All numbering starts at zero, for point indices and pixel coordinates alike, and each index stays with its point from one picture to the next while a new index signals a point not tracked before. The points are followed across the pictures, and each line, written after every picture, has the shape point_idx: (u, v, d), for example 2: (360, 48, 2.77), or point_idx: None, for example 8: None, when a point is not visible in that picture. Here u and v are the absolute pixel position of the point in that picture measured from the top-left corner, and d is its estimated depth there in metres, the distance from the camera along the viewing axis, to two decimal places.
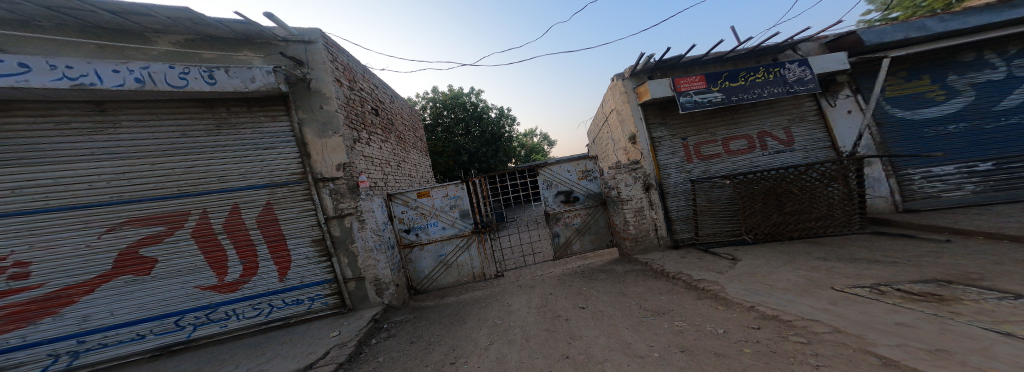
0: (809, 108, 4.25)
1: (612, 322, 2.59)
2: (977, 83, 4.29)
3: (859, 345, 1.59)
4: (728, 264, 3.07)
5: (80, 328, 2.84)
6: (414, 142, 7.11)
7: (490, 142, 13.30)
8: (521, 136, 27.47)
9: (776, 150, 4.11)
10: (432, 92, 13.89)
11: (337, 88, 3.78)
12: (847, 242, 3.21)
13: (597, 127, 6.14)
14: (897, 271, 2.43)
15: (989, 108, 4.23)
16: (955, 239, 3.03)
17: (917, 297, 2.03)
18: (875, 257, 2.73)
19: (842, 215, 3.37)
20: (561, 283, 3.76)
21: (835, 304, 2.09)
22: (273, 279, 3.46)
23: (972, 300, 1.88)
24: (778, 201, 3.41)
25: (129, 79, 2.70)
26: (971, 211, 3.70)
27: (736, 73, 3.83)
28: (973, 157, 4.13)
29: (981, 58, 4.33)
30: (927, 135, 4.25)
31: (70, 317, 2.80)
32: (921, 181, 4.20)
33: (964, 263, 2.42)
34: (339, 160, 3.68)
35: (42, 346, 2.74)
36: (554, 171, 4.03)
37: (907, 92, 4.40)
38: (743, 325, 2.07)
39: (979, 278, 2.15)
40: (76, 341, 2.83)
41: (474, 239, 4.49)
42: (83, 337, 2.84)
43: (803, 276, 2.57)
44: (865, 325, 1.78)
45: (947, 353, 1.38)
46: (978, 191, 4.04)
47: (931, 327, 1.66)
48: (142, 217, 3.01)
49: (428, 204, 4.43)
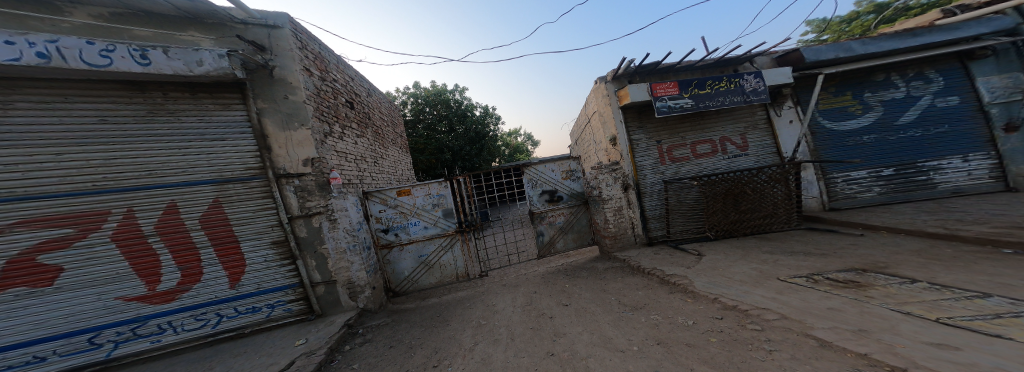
0: (763, 117, 4.78)
1: (594, 318, 2.73)
2: (887, 100, 5.15)
3: (801, 329, 1.87)
4: (695, 260, 3.39)
5: None
6: (393, 139, 6.73)
7: (475, 140, 13.01)
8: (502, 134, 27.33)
9: (733, 154, 4.57)
10: (412, 87, 13.25)
11: (306, 77, 3.43)
12: (789, 237, 3.71)
13: (579, 128, 6.34)
14: (827, 262, 2.88)
15: (894, 123, 5.11)
16: (868, 233, 3.66)
17: (843, 284, 2.42)
18: (811, 250, 3.20)
19: (785, 212, 3.88)
20: (544, 282, 3.86)
21: (781, 293, 2.43)
22: (222, 286, 3.09)
23: (882, 286, 2.30)
24: (735, 201, 3.82)
25: (29, 53, 2.18)
26: (880, 209, 4.47)
27: (704, 81, 4.18)
28: (882, 164, 4.99)
29: (891, 78, 5.19)
30: (849, 144, 5.03)
31: None
32: (843, 183, 4.98)
33: (875, 253, 2.94)
34: (308, 155, 3.36)
35: None
36: (539, 171, 4.09)
37: (836, 106, 5.14)
38: (709, 316, 2.31)
39: (886, 266, 2.63)
40: None
41: (457, 238, 4.41)
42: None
43: (756, 268, 2.93)
44: (806, 311, 2.09)
45: (867, 333, 1.68)
46: (883, 192, 4.91)
47: (854, 310, 2.01)
48: (44, 218, 2.49)
49: (409, 204, 4.25)
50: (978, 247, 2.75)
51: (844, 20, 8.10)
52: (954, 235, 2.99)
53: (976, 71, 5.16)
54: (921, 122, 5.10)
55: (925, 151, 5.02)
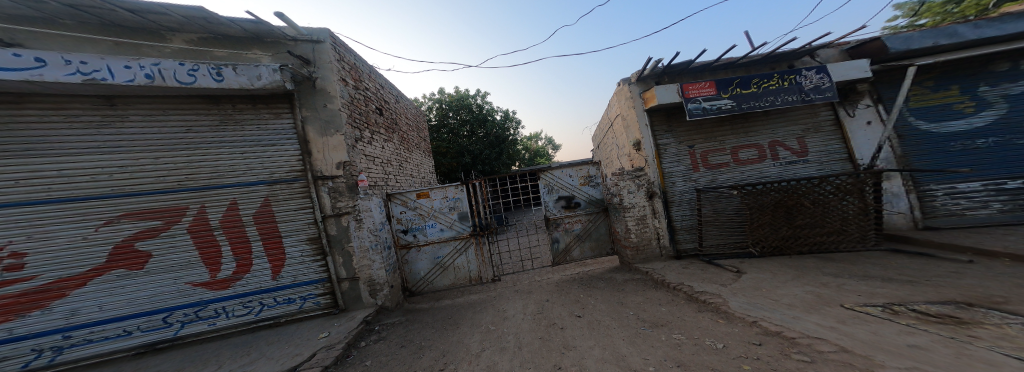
0: (828, 117, 4.13)
1: (608, 333, 2.50)
2: (1010, 94, 4.12)
3: (866, 366, 1.49)
4: (732, 277, 2.95)
5: (67, 323, 2.86)
6: (418, 143, 7.17)
7: (494, 144, 13.40)
8: (525, 140, 27.54)
9: (788, 161, 3.99)
10: (438, 93, 14.09)
11: (342, 87, 3.87)
12: (861, 258, 3.06)
13: (602, 132, 6.11)
14: (914, 290, 2.29)
15: (1014, 123, 4.06)
16: (978, 259, 2.88)
17: (933, 318, 1.90)
18: (889, 275, 2.59)
19: (857, 230, 3.22)
20: (557, 290, 3.67)
21: (843, 322, 1.98)
22: (265, 277, 3.48)
23: (994, 325, 1.75)
24: (788, 214, 3.29)
25: (140, 75, 2.80)
26: (997, 230, 3.51)
27: (748, 79, 3.77)
28: (1001, 174, 3.94)
29: (1010, 68, 4.16)
30: (949, 149, 4.09)
31: (58, 311, 2.82)
32: (941, 198, 4.02)
33: (987, 285, 2.28)
34: (340, 158, 3.73)
35: (28, 340, 2.76)
36: (555, 176, 3.98)
37: (931, 103, 4.24)
38: (743, 341, 1.97)
39: (1004, 302, 2.01)
40: (61, 337, 2.85)
41: (472, 242, 4.46)
42: (69, 332, 2.86)
43: (811, 292, 2.44)
44: (875, 346, 1.68)
45: None
46: (1006, 210, 3.84)
47: (946, 350, 1.56)
48: (143, 211, 3.08)
49: (427, 206, 4.43)
50: None
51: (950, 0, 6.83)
52: None
53: None
54: None
55: None
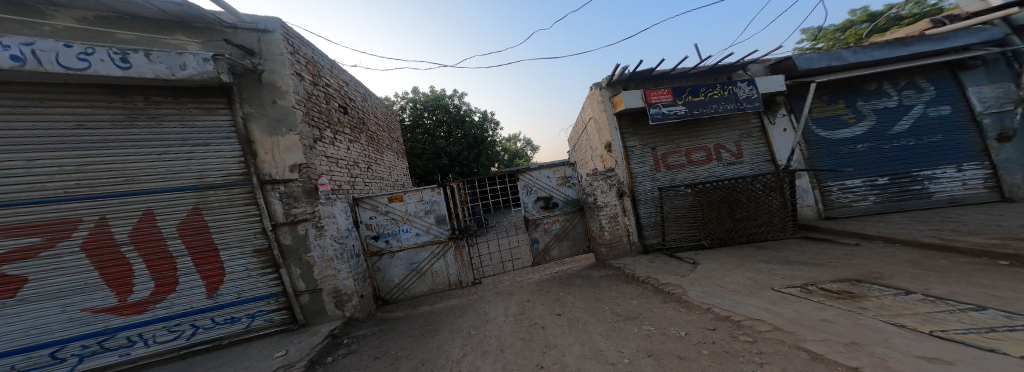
0: (757, 125, 4.79)
1: (586, 329, 2.66)
2: (877, 109, 5.18)
3: (792, 341, 1.91)
4: (689, 268, 3.32)
5: None
6: (389, 144, 6.71)
7: (473, 145, 13.11)
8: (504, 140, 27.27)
9: (729, 162, 4.57)
10: (410, 92, 13.26)
11: (296, 82, 3.42)
12: (787, 245, 3.65)
13: (576, 134, 6.33)
14: (821, 271, 2.83)
15: (886, 131, 5.09)
16: (863, 242, 3.66)
17: (836, 294, 2.39)
18: (803, 259, 3.16)
19: (780, 221, 3.84)
20: (537, 290, 3.77)
21: (774, 303, 2.38)
22: (199, 296, 3.00)
23: (875, 297, 2.27)
24: (731, 209, 3.78)
25: (2, 56, 2.14)
26: (875, 218, 4.47)
27: (697, 88, 4.21)
28: (875, 173, 4.99)
29: (879, 87, 5.23)
30: (842, 152, 5.05)
31: None
32: (838, 191, 4.97)
33: (869, 263, 2.90)
34: (295, 160, 3.32)
35: None
36: (534, 177, 4.04)
37: (827, 114, 5.18)
38: (702, 327, 2.26)
39: (880, 277, 2.60)
40: None
41: (450, 245, 4.34)
42: None
43: (750, 278, 2.86)
44: (798, 323, 2.10)
45: (859, 346, 1.76)
46: (878, 201, 4.90)
47: (846, 321, 2.02)
48: (9, 227, 2.41)
49: (400, 209, 4.19)
50: (970, 260, 2.74)
51: (837, 29, 8.49)
52: (946, 246, 3.02)
53: (967, 81, 5.09)
54: (912, 133, 5.06)
55: (917, 160, 4.96)
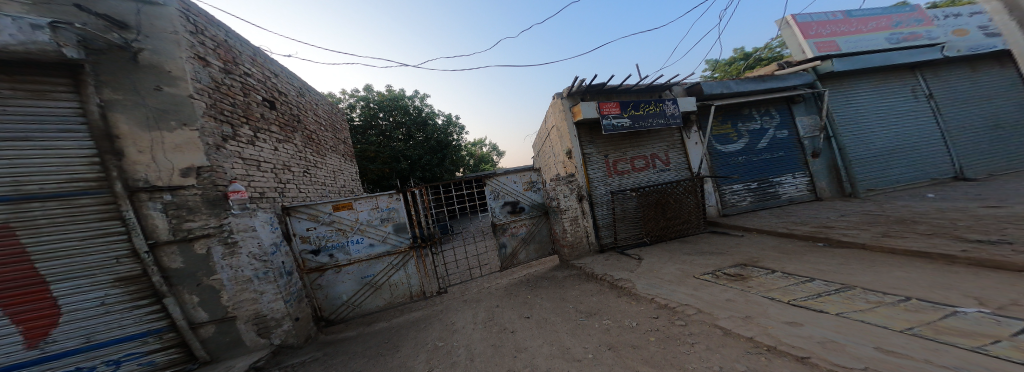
0: (678, 138, 5.58)
1: (554, 328, 2.89)
2: (748, 130, 6.74)
3: (710, 320, 2.52)
4: (636, 263, 3.91)
5: None
6: (331, 145, 6.63)
7: (434, 149, 13.11)
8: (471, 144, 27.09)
9: (661, 168, 5.36)
10: (365, 91, 13.40)
11: (192, 67, 3.13)
12: (703, 238, 4.57)
13: (540, 141, 6.65)
14: (723, 259, 3.72)
15: (758, 146, 6.73)
16: (747, 234, 4.93)
17: (734, 278, 3.20)
18: (711, 250, 4.06)
19: (696, 219, 4.71)
20: (506, 294, 3.88)
21: (697, 289, 3.04)
22: (14, 348, 2.26)
23: (756, 276, 3.21)
24: (663, 209, 4.51)
25: None
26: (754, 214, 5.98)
27: (638, 104, 4.82)
28: (749, 179, 6.55)
29: (749, 113, 6.82)
30: (732, 163, 6.52)
31: None
32: (730, 194, 6.44)
33: (751, 251, 3.94)
34: (192, 162, 2.94)
35: None
36: (501, 182, 4.11)
37: (721, 132, 6.59)
38: (648, 316, 2.74)
39: (758, 261, 3.59)
40: None
41: (410, 255, 4.28)
42: None
43: (679, 268, 3.55)
44: (712, 304, 2.76)
45: (752, 318, 2.45)
46: (752, 201, 6.52)
47: (743, 299, 2.79)
48: None
49: (344, 218, 4.02)
50: (805, 246, 4.07)
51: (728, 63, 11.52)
52: (789, 234, 4.49)
53: (795, 111, 7.08)
54: (769, 149, 6.76)
55: (772, 169, 6.67)
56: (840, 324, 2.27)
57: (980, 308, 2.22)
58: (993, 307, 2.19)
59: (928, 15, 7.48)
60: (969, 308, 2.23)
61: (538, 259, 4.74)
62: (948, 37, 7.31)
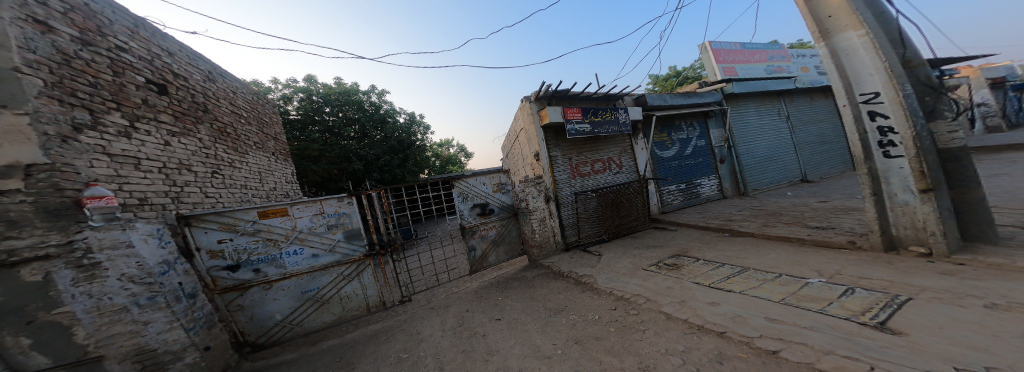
0: (629, 144, 6.17)
1: (525, 328, 2.98)
2: (679, 139, 7.94)
3: (656, 307, 2.95)
4: (596, 259, 4.30)
5: None
6: (254, 140, 5.89)
7: (391, 150, 12.41)
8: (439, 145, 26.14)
9: (617, 171, 5.90)
10: (305, 81, 11.57)
11: (20, 32, 2.47)
12: (649, 233, 5.24)
13: (509, 143, 6.72)
14: (664, 251, 4.37)
15: (686, 153, 8.00)
16: (681, 228, 5.87)
17: (673, 268, 3.81)
18: (655, 243, 4.72)
19: (644, 216, 5.36)
20: (475, 298, 3.84)
21: (645, 280, 3.53)
22: None
23: (689, 265, 3.85)
24: (619, 209, 5.01)
25: None
26: (686, 211, 7.11)
27: (597, 111, 5.19)
28: (680, 180, 7.74)
29: (680, 125, 8.02)
30: (668, 167, 7.63)
31: None
32: (667, 193, 7.50)
33: (684, 243, 4.72)
34: (21, 159, 2.14)
35: None
36: (470, 184, 4.19)
37: (660, 140, 7.60)
38: (607, 308, 3.07)
39: (689, 251, 4.33)
40: None
41: (366, 264, 3.94)
42: None
43: (631, 262, 4.05)
44: (657, 292, 3.23)
45: (687, 302, 2.95)
46: (683, 200, 7.71)
47: (680, 285, 3.34)
48: None
49: (276, 226, 3.45)
50: (722, 237, 5.02)
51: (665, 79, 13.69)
52: (709, 226, 5.49)
53: (712, 125, 8.58)
54: (694, 155, 8.11)
55: (695, 172, 8.03)
56: (742, 300, 2.87)
57: (821, 278, 3.09)
58: (828, 276, 3.08)
59: (788, 54, 10.09)
60: (815, 279, 3.08)
61: (508, 260, 4.85)
62: (798, 73, 10.01)
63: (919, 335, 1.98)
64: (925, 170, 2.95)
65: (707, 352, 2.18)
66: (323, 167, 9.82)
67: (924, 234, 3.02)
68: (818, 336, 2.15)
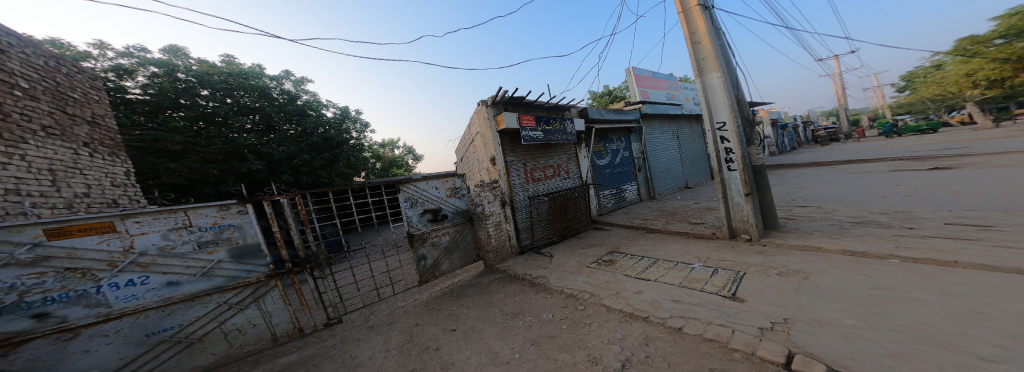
0: (576, 152, 6.74)
1: (482, 335, 2.89)
2: (611, 150, 9.12)
3: (598, 300, 3.29)
4: (548, 260, 4.54)
5: None
6: (42, 122, 3.98)
7: (312, 149, 10.32)
8: (379, 143, 23.24)
9: (565, 177, 6.35)
10: (165, 53, 8.15)
11: None
12: (590, 233, 5.82)
13: (463, 146, 6.51)
14: (603, 249, 4.92)
15: (616, 162, 9.27)
16: (615, 227, 6.72)
17: (610, 263, 4.33)
18: (595, 242, 5.26)
19: (587, 219, 5.93)
20: (426, 310, 3.54)
21: (590, 276, 3.91)
22: None
23: (621, 260, 4.45)
24: (567, 212, 5.43)
25: None
26: (618, 213, 8.18)
27: (549, 119, 5.48)
28: (612, 186, 8.90)
29: (612, 138, 9.22)
30: (603, 173, 8.67)
31: None
32: (603, 197, 8.50)
33: (618, 241, 5.43)
34: None
35: None
36: (419, 188, 4.04)
37: (598, 150, 8.57)
38: (558, 306, 3.28)
39: (623, 248, 5.00)
40: None
41: (271, 285, 3.21)
42: None
43: (578, 261, 4.42)
44: (598, 287, 3.60)
45: (622, 293, 3.38)
46: (615, 204, 8.88)
47: (617, 278, 3.82)
48: None
49: (88, 249, 2.31)
50: (645, 233, 5.97)
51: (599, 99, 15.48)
52: (635, 225, 6.45)
53: (635, 141, 10.16)
54: (622, 165, 9.45)
55: (623, 179, 9.38)
56: (657, 286, 3.47)
57: (702, 262, 4.00)
58: (707, 261, 4.01)
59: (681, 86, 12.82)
60: (697, 264, 3.98)
61: (463, 267, 4.75)
62: (686, 102, 12.88)
63: (753, 300, 2.79)
64: (746, 179, 4.33)
65: (637, 336, 2.53)
66: (192, 164, 7.18)
67: (749, 225, 4.41)
68: (703, 310, 2.77)
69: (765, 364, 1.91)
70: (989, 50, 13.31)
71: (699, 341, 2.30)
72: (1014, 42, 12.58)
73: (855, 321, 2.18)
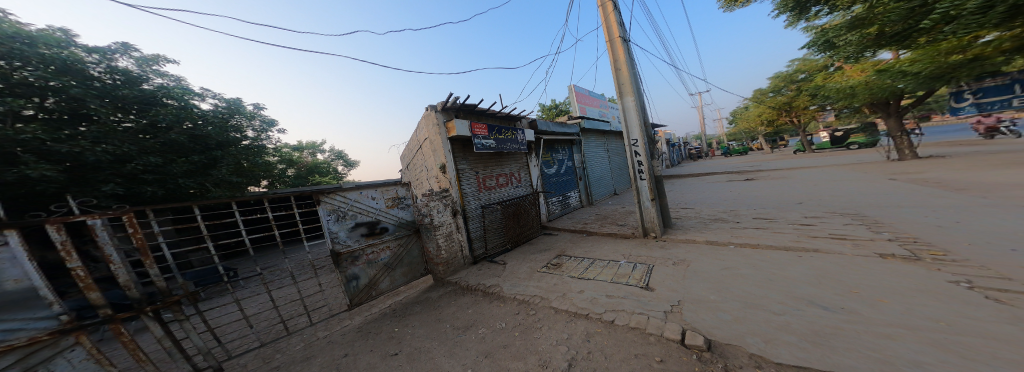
0: (527, 161, 6.95)
1: (429, 355, 2.64)
2: (558, 160, 9.72)
3: (547, 303, 3.42)
4: (501, 268, 4.54)
5: None
6: None
7: (170, 149, 7.48)
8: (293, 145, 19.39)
9: (517, 185, 6.47)
10: None
11: None
12: (540, 238, 6.02)
13: (409, 152, 6.04)
14: (550, 253, 5.17)
15: (562, 171, 9.93)
16: (563, 232, 7.15)
17: (558, 266, 4.58)
18: (545, 247, 5.49)
19: (537, 225, 6.13)
20: (359, 337, 3.07)
21: (539, 280, 4.04)
22: None
23: (568, 263, 4.74)
24: (518, 220, 5.54)
25: None
26: (565, 218, 8.73)
27: (502, 128, 5.50)
28: (558, 193, 9.49)
29: (558, 149, 9.85)
30: (551, 181, 9.17)
31: None
32: (551, 204, 8.97)
33: (564, 244, 5.79)
34: None
35: None
36: (349, 200, 3.54)
37: (546, 159, 9.02)
38: (511, 314, 3.27)
39: (568, 251, 5.35)
40: None
41: (67, 344, 2.12)
42: None
43: (530, 267, 4.52)
44: (547, 290, 3.75)
45: (566, 294, 3.60)
46: (562, 210, 9.46)
47: (564, 280, 4.05)
48: None
49: None
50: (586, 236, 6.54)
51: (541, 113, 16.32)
52: (579, 229, 7.01)
53: (576, 153, 11.10)
54: (566, 173, 10.17)
55: (567, 186, 10.12)
56: (595, 285, 3.80)
57: (626, 259, 4.60)
58: (632, 257, 4.63)
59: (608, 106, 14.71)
60: (623, 260, 4.55)
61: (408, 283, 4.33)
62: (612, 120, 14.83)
63: (659, 288, 3.33)
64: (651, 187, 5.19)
65: (580, 334, 2.71)
66: None
67: (654, 224, 5.25)
68: (629, 301, 3.15)
69: (669, 342, 2.27)
70: (766, 100, 19.35)
71: (626, 330, 2.61)
72: (776, 95, 18.76)
73: (715, 296, 2.82)
